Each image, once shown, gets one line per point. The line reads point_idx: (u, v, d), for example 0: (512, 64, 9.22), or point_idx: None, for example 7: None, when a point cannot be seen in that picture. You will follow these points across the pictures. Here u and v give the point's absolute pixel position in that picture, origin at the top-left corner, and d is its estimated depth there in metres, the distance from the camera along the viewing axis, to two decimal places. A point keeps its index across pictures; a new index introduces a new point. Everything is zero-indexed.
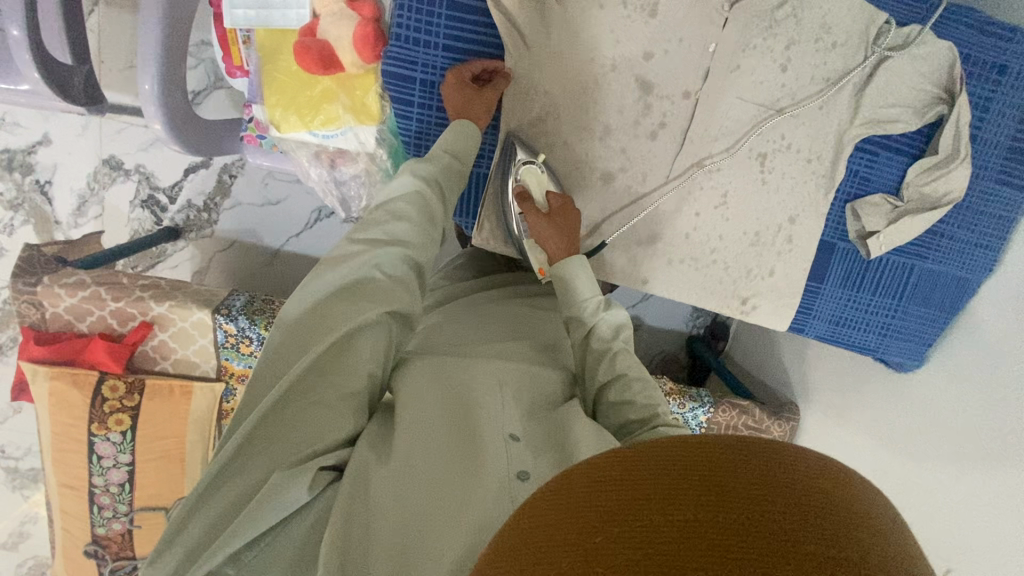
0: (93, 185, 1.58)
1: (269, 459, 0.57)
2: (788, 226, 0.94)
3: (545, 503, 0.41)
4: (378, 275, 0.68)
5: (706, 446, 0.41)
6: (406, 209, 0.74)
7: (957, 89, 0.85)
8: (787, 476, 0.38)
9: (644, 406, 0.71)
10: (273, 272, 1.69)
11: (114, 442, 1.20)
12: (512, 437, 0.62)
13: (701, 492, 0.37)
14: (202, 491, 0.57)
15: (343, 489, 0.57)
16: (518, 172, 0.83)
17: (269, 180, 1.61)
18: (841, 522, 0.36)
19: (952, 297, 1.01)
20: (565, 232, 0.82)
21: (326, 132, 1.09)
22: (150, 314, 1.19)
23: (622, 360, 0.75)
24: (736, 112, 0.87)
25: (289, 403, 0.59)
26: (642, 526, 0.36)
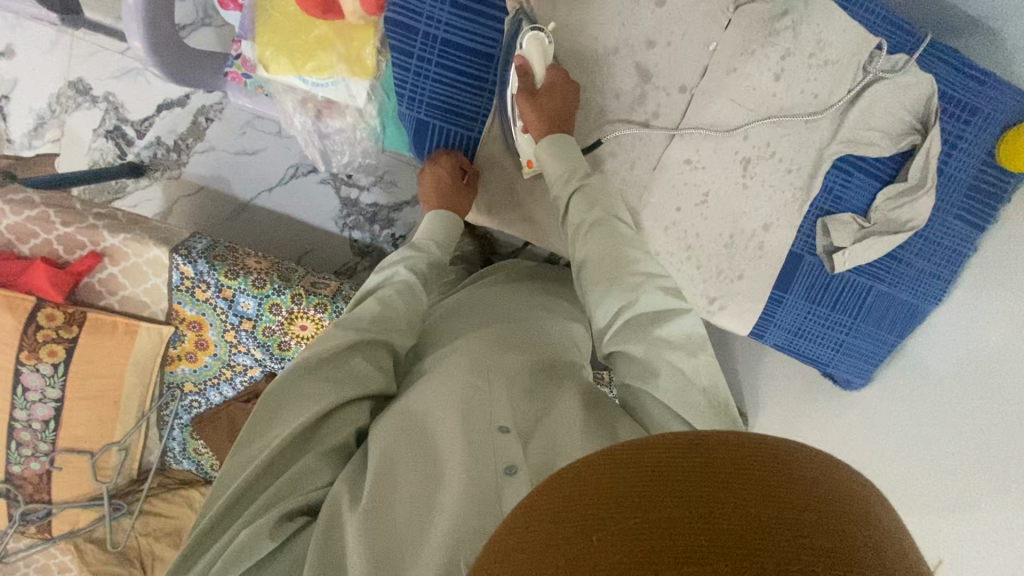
0: (55, 107, 1.51)
1: (243, 519, 0.59)
2: (761, 233, 0.97)
3: (529, 511, 0.42)
4: (359, 357, 0.71)
5: (703, 444, 0.41)
6: (394, 295, 0.78)
7: (932, 123, 0.90)
8: (776, 477, 0.38)
9: (634, 282, 0.71)
10: (237, 225, 1.59)
11: (43, 375, 1.11)
12: (501, 429, 0.64)
13: (681, 472, 0.38)
14: (183, 557, 0.61)
15: (317, 533, 0.57)
16: (526, 40, 0.81)
17: (247, 128, 1.54)
18: (806, 474, 0.39)
19: (903, 320, 1.05)
20: (558, 111, 0.82)
21: (316, 79, 1.04)
22: (102, 245, 1.13)
23: (601, 231, 0.75)
24: (728, 114, 0.89)
25: (265, 474, 0.63)
26: (635, 520, 0.36)
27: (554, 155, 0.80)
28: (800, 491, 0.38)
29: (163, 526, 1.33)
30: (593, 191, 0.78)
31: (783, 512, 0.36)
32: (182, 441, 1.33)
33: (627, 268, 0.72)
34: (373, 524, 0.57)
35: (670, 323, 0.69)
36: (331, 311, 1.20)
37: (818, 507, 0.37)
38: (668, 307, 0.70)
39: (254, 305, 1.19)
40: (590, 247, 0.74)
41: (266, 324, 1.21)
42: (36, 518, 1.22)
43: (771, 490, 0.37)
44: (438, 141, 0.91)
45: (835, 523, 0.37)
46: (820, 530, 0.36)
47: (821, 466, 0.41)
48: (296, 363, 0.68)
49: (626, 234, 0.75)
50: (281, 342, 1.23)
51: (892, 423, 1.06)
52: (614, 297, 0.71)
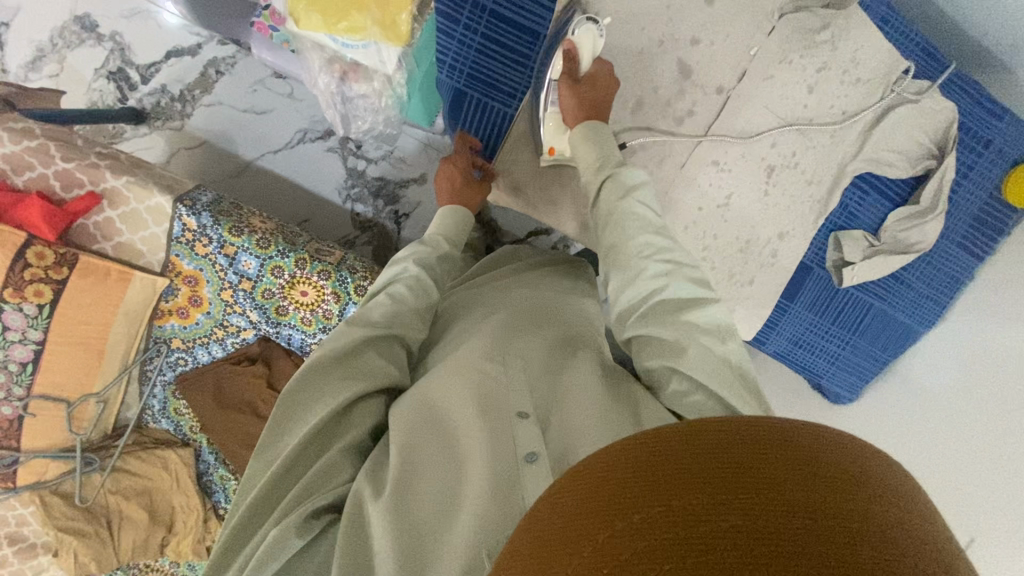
0: (57, 41, 1.44)
1: (270, 522, 0.58)
2: (776, 241, 0.99)
3: (550, 507, 0.39)
4: (370, 352, 0.70)
5: (735, 426, 0.37)
6: (405, 293, 0.76)
7: (948, 150, 0.93)
8: (816, 459, 0.35)
9: (658, 275, 0.69)
10: (238, 184, 1.54)
11: (26, 314, 1.05)
12: (518, 415, 0.63)
13: (711, 454, 0.35)
14: (218, 558, 0.60)
15: (344, 525, 0.57)
16: (578, 27, 0.80)
17: (258, 86, 1.50)
18: (838, 456, 0.36)
19: (896, 341, 1.08)
20: (595, 98, 0.80)
21: (347, 39, 1.01)
22: (101, 186, 1.08)
23: (632, 221, 0.73)
24: (759, 120, 0.91)
25: (291, 470, 0.61)
26: (664, 510, 0.33)
27: (586, 143, 0.78)
28: (836, 473, 0.34)
29: (134, 486, 1.28)
30: (623, 180, 0.76)
31: (818, 496, 0.32)
32: (163, 400, 1.30)
33: (657, 252, 0.71)
34: (398, 516, 0.56)
35: (696, 311, 0.68)
36: (335, 280, 1.17)
37: (855, 491, 0.33)
38: (693, 298, 0.69)
39: (255, 266, 1.15)
40: (624, 229, 0.73)
41: (266, 286, 1.17)
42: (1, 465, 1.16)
43: (802, 473, 0.34)
44: (472, 112, 0.91)
45: (873, 506, 0.33)
46: (858, 515, 0.32)
47: (853, 448, 0.37)
48: (311, 365, 0.66)
49: (656, 222, 0.74)
50: (279, 306, 1.20)
51: (890, 422, 1.10)
52: (645, 281, 0.70)
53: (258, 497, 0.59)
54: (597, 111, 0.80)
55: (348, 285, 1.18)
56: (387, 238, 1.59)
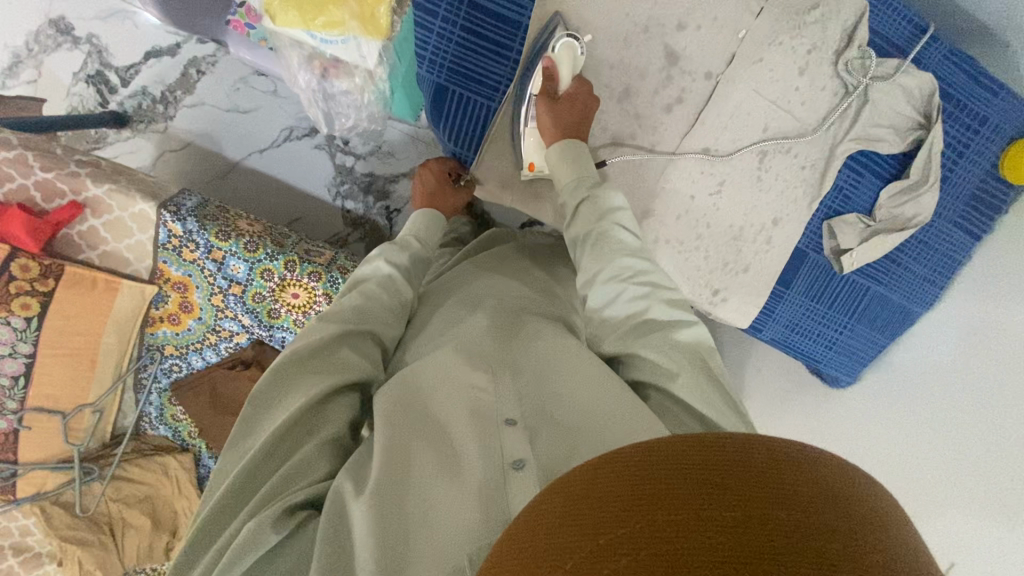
0: (32, 46, 1.40)
1: (246, 513, 0.56)
2: (770, 227, 0.97)
3: (534, 519, 0.39)
4: (346, 348, 0.70)
5: (713, 443, 0.37)
6: (377, 291, 0.78)
7: (934, 117, 0.90)
8: (788, 473, 0.35)
9: (638, 296, 0.70)
10: (224, 186, 1.51)
11: (15, 328, 1.04)
12: (506, 422, 0.63)
13: (688, 470, 0.36)
14: (186, 555, 0.58)
15: (324, 521, 0.55)
16: (558, 44, 0.81)
17: (241, 84, 1.47)
18: (811, 470, 0.36)
19: (895, 322, 1.07)
20: (572, 119, 0.81)
21: (327, 35, 0.98)
22: (83, 195, 1.06)
23: (608, 243, 0.73)
24: (750, 105, 0.89)
25: (268, 464, 0.60)
26: (643, 526, 0.33)
27: (565, 163, 0.79)
28: (808, 488, 0.34)
29: (136, 492, 1.28)
30: (601, 202, 0.76)
31: (790, 515, 0.33)
32: (159, 406, 1.30)
33: (635, 277, 0.71)
34: (382, 511, 0.54)
35: (676, 329, 0.68)
36: (325, 280, 1.16)
37: (827, 507, 0.34)
38: (672, 318, 0.70)
39: (244, 269, 1.14)
40: (606, 254, 0.72)
41: (256, 290, 1.16)
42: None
43: (773, 489, 0.34)
44: (455, 109, 0.88)
45: (845, 525, 0.33)
46: (833, 534, 0.32)
47: (825, 460, 0.37)
48: (288, 359, 0.66)
49: (632, 246, 0.74)
50: (271, 309, 1.19)
51: (887, 423, 1.09)
52: (625, 310, 0.70)
53: (234, 488, 0.58)
54: (577, 131, 0.81)
55: (339, 286, 1.17)
56: (379, 235, 1.58)
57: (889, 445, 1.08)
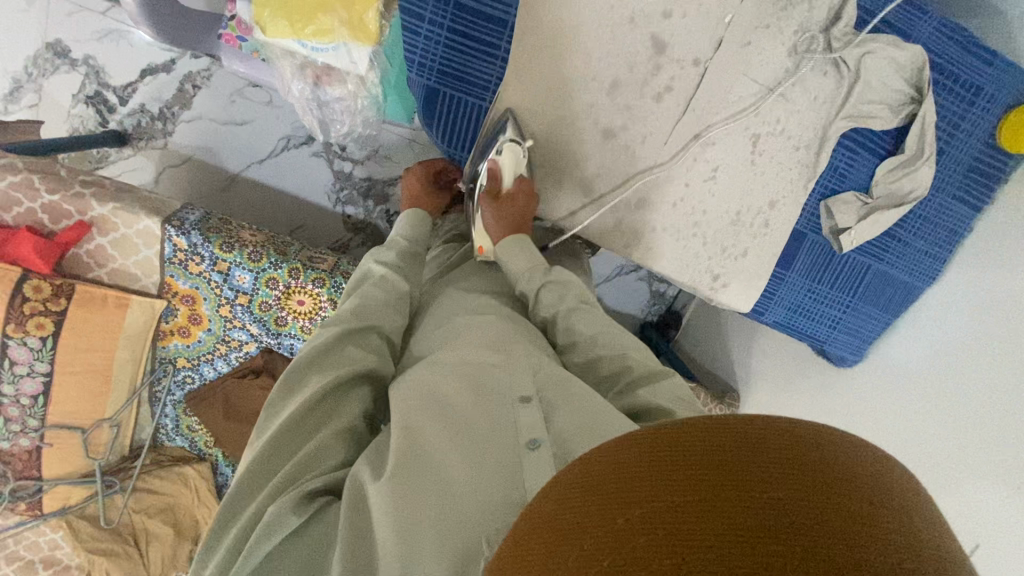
0: (30, 70, 1.41)
1: (265, 498, 0.57)
2: (767, 210, 0.97)
3: (554, 503, 0.40)
4: (350, 345, 0.71)
5: (731, 426, 0.38)
6: (375, 290, 0.80)
7: (927, 90, 0.90)
8: (807, 457, 0.36)
9: (611, 356, 0.75)
10: (227, 198, 1.55)
11: (32, 348, 1.06)
12: (522, 400, 0.65)
13: (707, 452, 0.36)
14: (208, 545, 0.59)
15: (346, 504, 0.56)
16: (500, 148, 0.87)
17: (237, 96, 1.49)
18: (826, 452, 0.36)
19: (898, 298, 1.08)
20: (511, 219, 0.90)
21: (317, 43, 1.00)
22: (89, 215, 1.08)
23: (571, 318, 0.80)
24: (741, 90, 0.90)
25: (284, 451, 0.61)
26: (664, 506, 0.34)
27: (516, 254, 0.87)
28: (820, 467, 0.35)
29: (157, 503, 1.31)
30: (560, 283, 0.84)
31: (811, 496, 0.33)
32: (175, 418, 1.32)
33: (604, 342, 0.77)
34: (400, 494, 0.55)
35: (658, 379, 0.71)
36: (329, 286, 1.18)
37: (842, 486, 0.34)
38: (653, 371, 0.73)
39: (250, 279, 1.16)
40: (571, 327, 0.80)
41: (262, 299, 1.18)
42: (26, 495, 1.19)
43: (793, 471, 0.34)
44: (447, 110, 0.88)
45: (867, 508, 0.33)
46: (856, 514, 0.32)
47: (838, 442, 0.38)
48: (296, 360, 0.68)
49: (596, 316, 0.81)
50: (278, 317, 1.21)
51: (882, 400, 1.09)
52: (603, 369, 0.75)
53: (252, 476, 0.59)
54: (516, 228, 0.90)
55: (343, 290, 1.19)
56: (380, 236, 1.63)
57: (881, 423, 1.07)
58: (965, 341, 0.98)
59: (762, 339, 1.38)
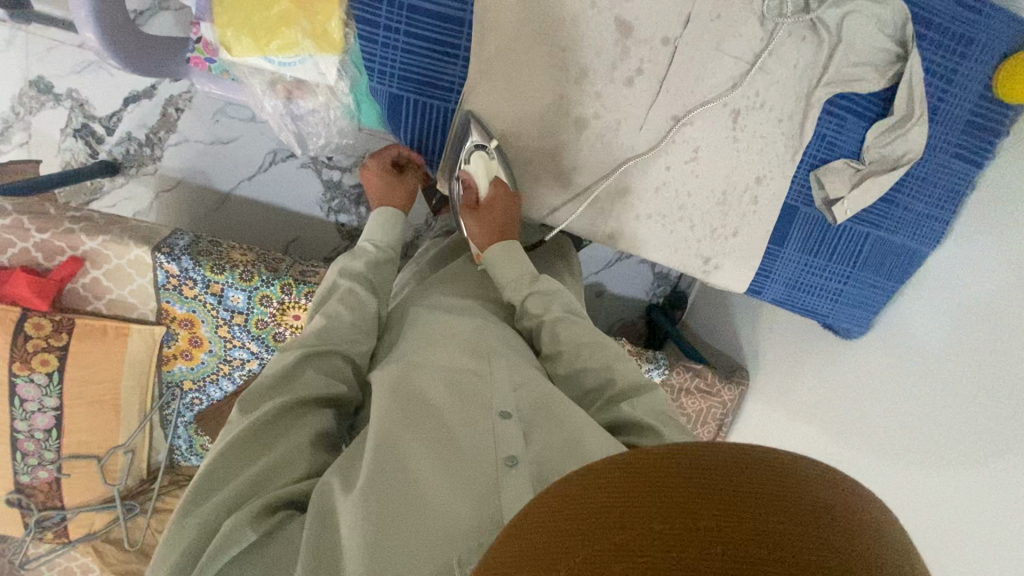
0: (18, 109, 1.43)
1: (223, 502, 0.57)
2: (754, 187, 0.94)
3: (532, 524, 0.40)
4: (310, 369, 0.70)
5: (711, 455, 0.38)
6: (339, 309, 0.78)
7: (913, 46, 0.85)
8: (786, 487, 0.36)
9: (598, 369, 0.75)
10: (222, 217, 1.57)
11: (39, 384, 1.09)
12: (501, 415, 0.66)
13: (686, 480, 0.36)
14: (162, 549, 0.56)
15: (311, 517, 0.57)
16: (468, 158, 0.85)
17: (220, 116, 1.49)
18: (821, 493, 0.37)
19: (901, 265, 1.04)
20: (494, 224, 0.88)
21: (284, 58, 0.99)
22: (81, 250, 1.10)
23: (559, 329, 0.79)
24: (715, 65, 0.86)
25: (247, 454, 0.61)
26: (639, 534, 0.34)
27: (504, 261, 0.85)
28: (812, 500, 0.36)
29: None
30: (546, 291, 0.83)
31: (789, 526, 0.34)
32: (188, 439, 1.34)
33: (591, 353, 0.76)
34: (369, 504, 0.56)
35: (641, 393, 0.72)
36: None
37: (832, 520, 0.35)
38: (635, 383, 0.74)
39: (244, 299, 1.17)
40: (557, 334, 0.79)
41: (258, 317, 1.19)
42: (51, 524, 1.23)
43: (772, 502, 0.35)
44: (412, 114, 0.87)
45: (842, 541, 0.34)
46: (830, 547, 0.33)
47: (814, 471, 0.39)
48: (255, 384, 0.67)
49: (582, 324, 0.80)
50: (276, 333, 1.22)
51: (889, 373, 1.05)
52: (586, 382, 0.75)
53: (207, 475, 0.59)
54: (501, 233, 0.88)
55: None
56: None
57: (890, 398, 1.04)
58: (972, 306, 0.95)
59: (768, 315, 1.35)
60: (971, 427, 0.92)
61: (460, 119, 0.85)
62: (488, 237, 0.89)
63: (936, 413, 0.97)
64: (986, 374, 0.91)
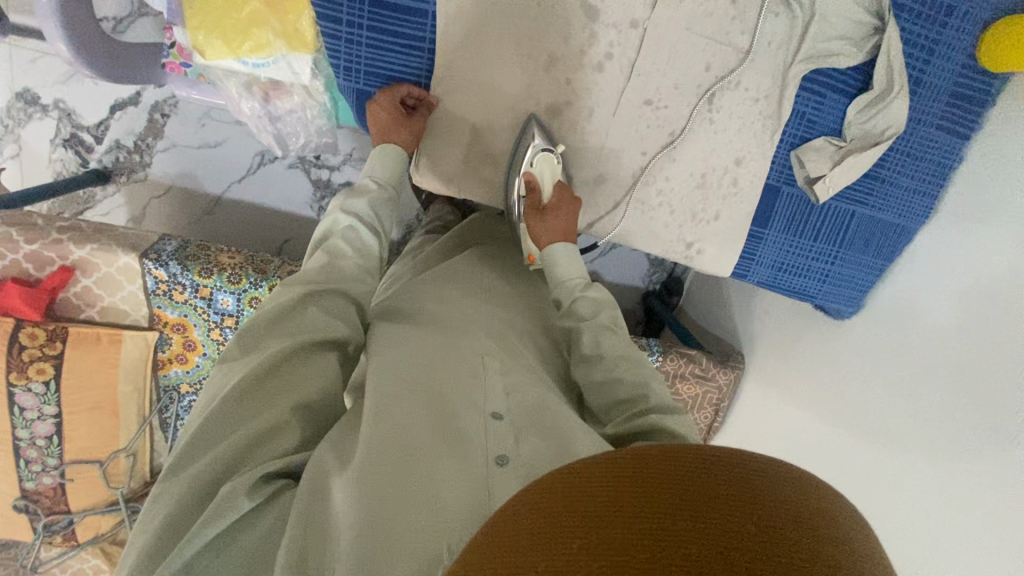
0: (7, 121, 1.44)
1: (208, 467, 0.58)
2: (733, 169, 0.93)
3: (513, 517, 0.40)
4: (313, 308, 0.70)
5: (694, 456, 0.39)
6: (342, 247, 0.77)
7: (889, 17, 0.83)
8: (761, 487, 0.37)
9: (634, 381, 0.74)
10: (214, 221, 1.58)
11: (37, 393, 1.12)
12: (494, 415, 0.66)
13: (663, 479, 0.37)
14: (145, 515, 0.57)
15: (301, 498, 0.58)
16: (536, 159, 0.85)
17: (205, 119, 1.49)
18: (796, 495, 0.38)
19: (889, 243, 1.02)
20: (562, 226, 0.87)
21: (257, 59, 0.99)
22: (70, 258, 1.11)
23: (607, 340, 0.78)
24: (686, 46, 0.85)
25: (242, 412, 0.62)
26: (614, 530, 0.35)
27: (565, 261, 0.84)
28: (789, 509, 0.36)
29: None
30: (596, 297, 0.82)
31: (760, 525, 0.34)
32: None
33: (629, 364, 0.76)
34: (361, 490, 0.57)
35: (674, 412, 0.72)
36: None
37: (808, 530, 0.35)
38: (669, 404, 0.73)
39: (233, 302, 1.18)
40: (600, 343, 0.78)
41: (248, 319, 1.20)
42: (59, 527, 1.26)
43: (746, 500, 0.36)
44: None
45: (812, 540, 0.35)
46: (799, 545, 0.34)
47: (790, 474, 0.39)
48: (254, 323, 0.68)
49: (622, 335, 0.80)
50: None
51: (875, 353, 1.04)
52: (620, 392, 0.74)
53: (197, 437, 0.60)
54: (565, 236, 0.88)
55: None
56: None
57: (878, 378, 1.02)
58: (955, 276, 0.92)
59: (761, 298, 1.33)
60: (953, 407, 0.89)
61: (528, 119, 0.86)
62: (552, 237, 0.87)
63: (921, 394, 0.95)
64: (964, 352, 0.89)
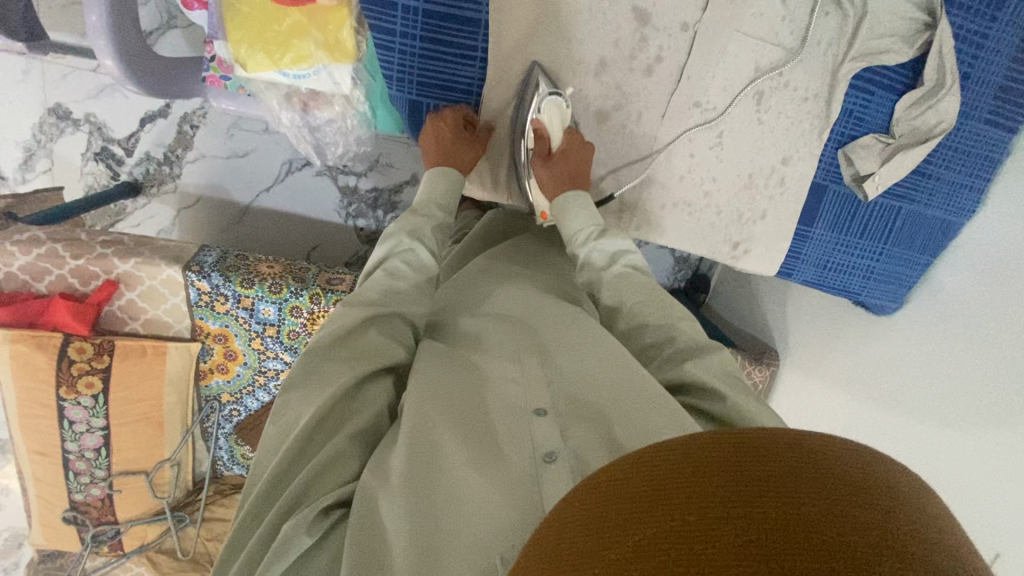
0: (39, 136, 1.45)
1: (279, 511, 0.58)
2: (781, 167, 0.93)
3: (565, 518, 0.38)
4: (373, 330, 0.71)
5: (744, 442, 0.36)
6: (402, 268, 0.78)
7: (940, 13, 0.82)
8: (820, 469, 0.34)
9: (658, 327, 0.73)
10: (243, 230, 1.59)
11: (86, 407, 1.13)
12: (537, 412, 0.65)
13: (715, 468, 0.34)
14: (226, 554, 0.60)
15: (352, 514, 0.58)
16: (541, 105, 0.83)
17: (235, 129, 1.50)
18: (865, 480, 0.34)
19: (936, 239, 1.01)
20: (570, 173, 0.85)
21: (298, 70, 1.00)
22: (115, 272, 1.12)
23: (626, 288, 0.77)
24: (736, 47, 0.85)
25: (308, 447, 0.62)
26: (671, 525, 0.32)
27: (574, 210, 0.83)
28: (841, 488, 0.33)
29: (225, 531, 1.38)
30: (610, 247, 0.82)
31: (823, 508, 0.32)
32: (229, 449, 1.36)
33: (653, 308, 0.74)
34: (412, 507, 0.57)
35: (704, 355, 0.68)
36: None
37: (877, 508, 0.32)
38: (700, 345, 0.69)
39: (275, 311, 1.18)
40: (620, 291, 0.77)
41: (290, 328, 1.20)
42: (107, 538, 1.27)
43: (805, 485, 0.33)
44: None
45: (884, 521, 0.32)
46: (869, 528, 0.31)
47: (852, 454, 0.36)
48: (313, 349, 0.68)
49: (644, 280, 0.79)
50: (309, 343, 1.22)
51: (920, 347, 1.04)
52: (645, 338, 0.73)
53: (268, 483, 0.60)
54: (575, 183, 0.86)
55: None
56: None
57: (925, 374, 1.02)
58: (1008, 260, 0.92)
59: (796, 295, 1.33)
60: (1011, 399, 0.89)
61: (530, 65, 0.83)
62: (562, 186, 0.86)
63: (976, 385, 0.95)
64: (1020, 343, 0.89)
